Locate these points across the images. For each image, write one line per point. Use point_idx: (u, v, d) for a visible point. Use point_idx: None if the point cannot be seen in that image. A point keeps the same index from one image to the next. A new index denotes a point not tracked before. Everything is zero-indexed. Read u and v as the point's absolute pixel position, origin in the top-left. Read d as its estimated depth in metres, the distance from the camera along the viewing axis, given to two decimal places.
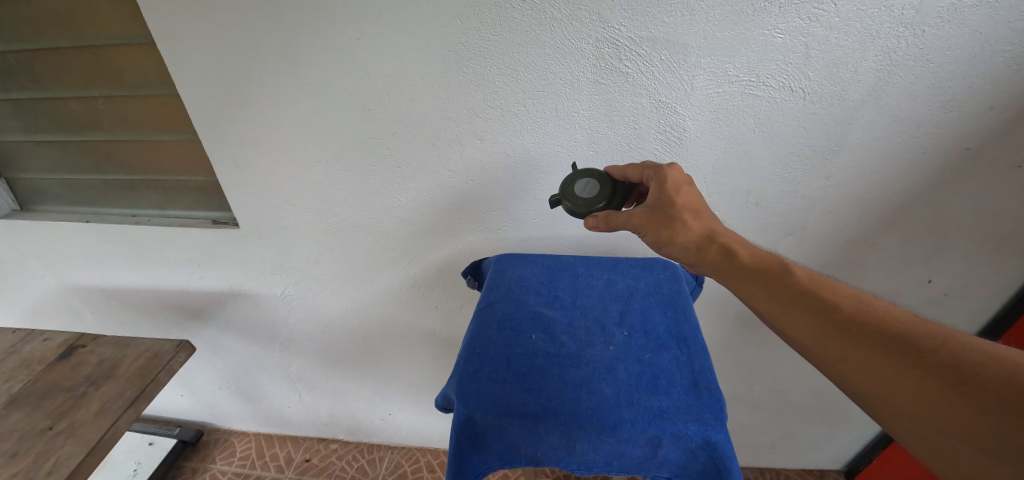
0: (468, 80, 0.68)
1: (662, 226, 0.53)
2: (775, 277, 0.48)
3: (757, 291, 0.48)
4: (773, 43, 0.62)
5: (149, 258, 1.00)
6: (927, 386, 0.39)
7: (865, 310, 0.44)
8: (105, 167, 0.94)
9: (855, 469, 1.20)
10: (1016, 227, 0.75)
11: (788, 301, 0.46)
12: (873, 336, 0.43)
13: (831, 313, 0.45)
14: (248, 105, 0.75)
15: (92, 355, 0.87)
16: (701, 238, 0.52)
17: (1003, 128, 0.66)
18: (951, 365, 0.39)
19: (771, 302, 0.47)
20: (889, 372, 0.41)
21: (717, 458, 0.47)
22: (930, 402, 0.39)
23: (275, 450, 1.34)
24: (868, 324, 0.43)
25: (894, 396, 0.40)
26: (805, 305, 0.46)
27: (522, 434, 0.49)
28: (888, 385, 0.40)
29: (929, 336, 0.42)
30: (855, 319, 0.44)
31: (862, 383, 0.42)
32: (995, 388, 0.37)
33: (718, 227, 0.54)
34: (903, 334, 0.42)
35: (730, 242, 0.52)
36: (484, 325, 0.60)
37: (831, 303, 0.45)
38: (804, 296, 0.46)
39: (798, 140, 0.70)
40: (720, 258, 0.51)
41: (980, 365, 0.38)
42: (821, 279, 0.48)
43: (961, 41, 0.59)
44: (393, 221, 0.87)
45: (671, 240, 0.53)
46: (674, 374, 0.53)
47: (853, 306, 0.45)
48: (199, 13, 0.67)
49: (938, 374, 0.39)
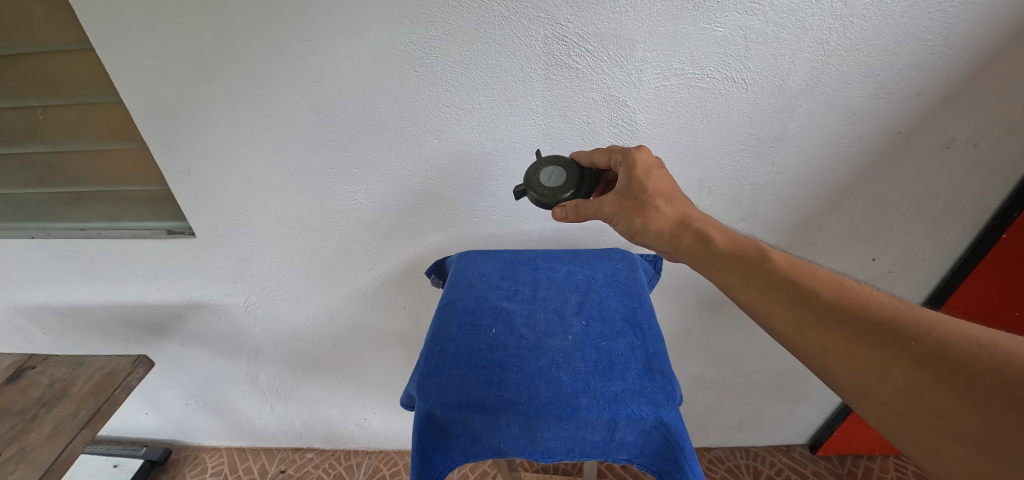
0: (420, 79, 0.69)
1: (638, 215, 0.55)
2: (749, 262, 0.49)
3: (731, 278, 0.49)
4: (714, 37, 0.64)
5: (101, 273, 0.96)
6: (914, 378, 0.38)
7: (843, 296, 0.44)
8: (48, 179, 0.90)
9: (818, 442, 1.26)
10: (946, 205, 0.81)
11: (763, 289, 0.47)
12: (855, 325, 0.42)
13: (807, 301, 0.45)
14: (199, 111, 0.73)
15: (42, 376, 0.83)
16: (674, 223, 0.54)
17: (929, 113, 0.70)
18: (939, 355, 0.38)
19: (746, 290, 0.48)
20: (874, 363, 0.40)
21: (671, 437, 0.49)
22: (917, 395, 0.38)
23: (248, 463, 1.31)
24: (848, 311, 0.43)
25: (879, 389, 0.40)
26: (780, 292, 0.46)
27: (483, 426, 0.50)
28: (873, 376, 0.40)
29: (915, 323, 0.41)
30: (834, 306, 0.44)
31: (844, 374, 0.42)
32: (984, 379, 0.36)
33: (695, 215, 0.55)
34: (887, 322, 0.42)
35: (705, 228, 0.53)
36: (445, 322, 0.60)
37: (808, 291, 0.46)
38: (780, 283, 0.47)
39: (744, 129, 0.73)
40: (694, 244, 0.53)
41: (970, 354, 0.38)
42: (797, 265, 0.48)
43: (886, 31, 0.63)
44: (356, 223, 0.86)
45: (644, 229, 0.55)
46: (628, 359, 0.55)
47: (830, 291, 0.45)
48: (138, 17, 0.64)
49: (925, 365, 0.38)
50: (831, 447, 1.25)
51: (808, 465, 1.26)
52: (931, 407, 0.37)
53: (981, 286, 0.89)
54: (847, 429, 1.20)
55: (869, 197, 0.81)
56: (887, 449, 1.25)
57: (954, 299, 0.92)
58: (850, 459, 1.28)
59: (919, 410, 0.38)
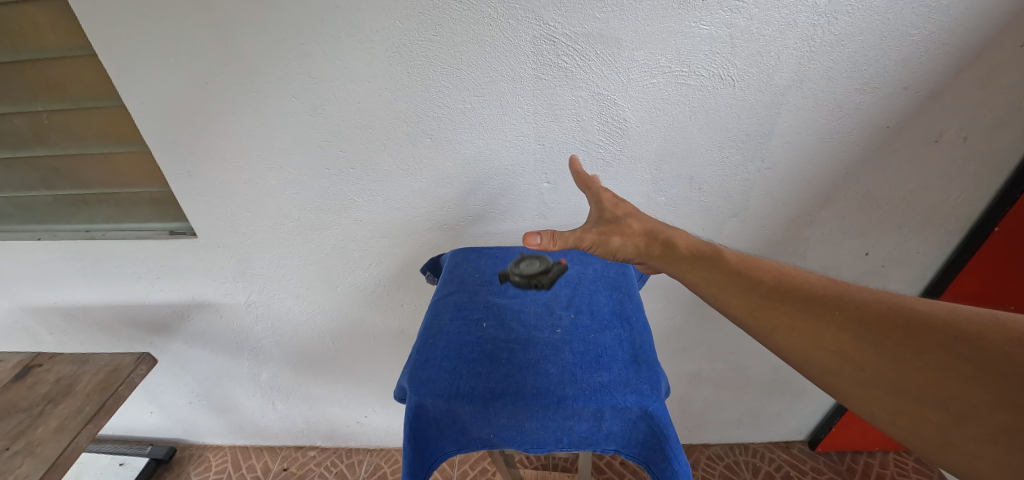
0: (413, 79, 0.70)
1: (615, 233, 0.53)
2: (705, 260, 0.50)
3: (693, 275, 0.49)
4: (699, 35, 0.65)
5: (105, 273, 0.98)
6: (843, 340, 0.39)
7: (784, 281, 0.46)
8: (54, 182, 0.92)
9: (817, 438, 1.27)
10: (938, 198, 0.81)
11: (717, 282, 0.47)
12: (794, 301, 0.43)
13: (755, 287, 0.46)
14: (199, 114, 0.75)
15: (48, 374, 0.85)
16: (644, 236, 0.54)
17: (917, 107, 0.71)
18: (860, 316, 0.40)
19: (706, 287, 0.48)
20: (809, 331, 0.41)
21: (656, 426, 0.50)
22: (849, 353, 0.39)
23: (251, 461, 1.33)
24: (789, 292, 0.44)
25: (815, 354, 0.40)
26: (733, 284, 0.47)
27: (473, 418, 0.51)
28: (811, 343, 0.41)
29: (839, 293, 0.43)
30: (775, 288, 0.45)
31: (786, 345, 0.42)
32: (898, 329, 0.38)
33: (655, 223, 0.55)
34: (817, 295, 0.43)
35: (670, 236, 0.53)
36: (437, 317, 0.61)
37: (754, 279, 0.46)
38: (731, 276, 0.47)
39: (733, 126, 0.74)
40: (663, 253, 0.52)
41: (884, 311, 0.40)
42: (746, 260, 0.49)
43: (871, 26, 0.64)
44: (353, 222, 0.88)
45: (619, 247, 0.53)
46: (616, 351, 0.56)
47: (774, 277, 0.46)
48: (139, 22, 0.66)
49: (850, 326, 0.40)
50: (830, 443, 1.25)
51: (807, 461, 1.26)
52: (856, 363, 0.38)
53: (975, 280, 0.89)
54: (846, 424, 1.20)
55: (860, 192, 0.81)
56: (887, 445, 1.25)
57: (949, 293, 0.92)
58: (849, 455, 1.28)
59: (850, 367, 0.39)
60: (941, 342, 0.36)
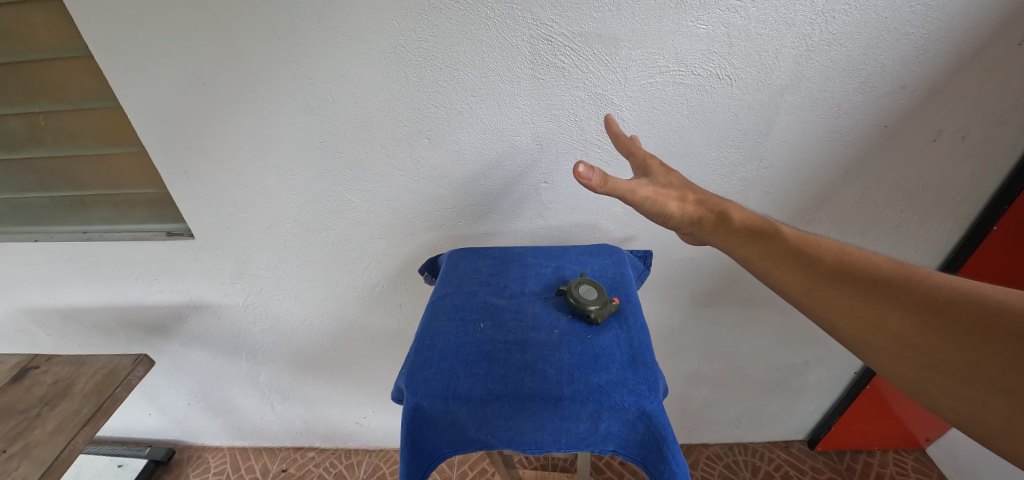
0: (410, 80, 0.70)
1: (672, 200, 0.52)
2: (762, 235, 0.49)
3: (750, 252, 0.49)
4: (697, 34, 0.65)
5: (103, 274, 0.97)
6: (905, 325, 0.40)
7: (846, 261, 0.46)
8: (52, 183, 0.92)
9: (816, 438, 1.26)
10: (937, 197, 0.81)
11: (777, 257, 0.47)
12: (856, 283, 0.44)
13: (815, 267, 0.46)
14: (196, 115, 0.75)
15: (46, 375, 0.85)
16: (699, 205, 0.53)
17: (914, 106, 0.71)
18: (926, 302, 0.41)
19: (763, 261, 0.48)
20: (870, 313, 0.42)
21: (653, 427, 0.50)
22: (910, 338, 0.40)
23: (250, 462, 1.33)
24: (851, 273, 0.44)
25: (875, 338, 0.41)
26: (792, 262, 0.47)
27: (470, 419, 0.51)
28: (871, 325, 0.42)
29: (905, 277, 0.43)
30: (838, 268, 0.45)
31: (845, 326, 0.43)
32: (964, 319, 0.39)
33: (708, 194, 0.54)
34: (881, 278, 0.43)
35: (728, 208, 0.52)
36: (434, 318, 0.61)
37: (813, 258, 0.47)
38: (792, 252, 0.47)
39: (731, 125, 0.74)
40: (718, 222, 0.51)
41: (952, 299, 0.40)
42: (805, 238, 0.49)
43: (868, 25, 0.64)
44: (350, 223, 0.87)
45: (673, 214, 0.52)
46: (613, 351, 0.55)
47: (834, 257, 0.46)
48: (135, 23, 0.66)
49: (914, 311, 0.41)
50: (830, 443, 1.25)
51: (807, 461, 1.26)
52: (919, 348, 0.39)
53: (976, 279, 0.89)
54: (846, 424, 1.20)
55: (858, 191, 0.81)
56: (887, 444, 1.25)
57: None
58: (849, 454, 1.28)
59: (908, 352, 0.40)
60: (1007, 333, 0.37)
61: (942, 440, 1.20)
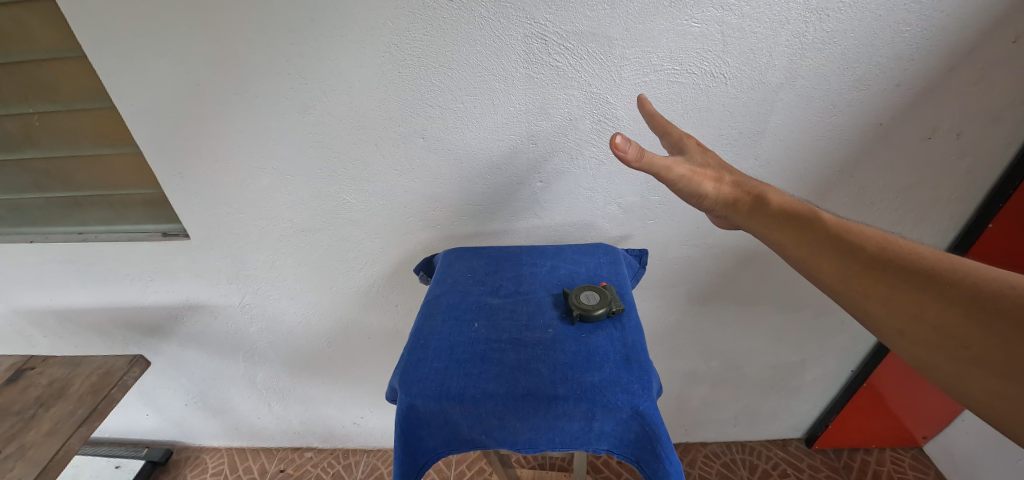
0: (404, 80, 0.70)
1: (707, 180, 0.51)
2: (799, 220, 0.49)
3: (784, 237, 0.48)
4: (691, 32, 0.65)
5: (99, 275, 0.97)
6: (946, 317, 0.39)
7: (887, 250, 0.44)
8: (47, 184, 0.92)
9: (814, 436, 1.27)
10: (932, 195, 0.81)
11: (815, 243, 0.47)
12: (897, 272, 0.42)
13: (854, 254, 0.45)
14: (190, 116, 0.75)
15: (41, 376, 0.85)
16: (734, 188, 0.52)
17: (909, 104, 0.71)
18: (971, 295, 0.39)
19: (798, 247, 0.47)
20: (910, 304, 0.41)
21: (647, 426, 0.50)
22: (951, 331, 0.38)
23: (248, 463, 1.33)
24: (892, 262, 0.43)
25: (913, 328, 0.40)
26: (830, 247, 0.46)
27: (464, 418, 0.51)
28: (910, 315, 0.40)
29: (951, 270, 0.41)
30: (879, 257, 0.44)
31: (882, 315, 0.42)
32: (1012, 313, 0.37)
33: (744, 176, 0.54)
34: (924, 269, 0.42)
35: (764, 192, 0.52)
36: (429, 317, 0.61)
37: (854, 245, 0.46)
38: (830, 239, 0.46)
39: (726, 124, 0.74)
40: (753, 206, 0.51)
41: (1000, 292, 0.38)
42: (845, 225, 0.48)
43: (863, 23, 0.64)
44: (346, 222, 0.87)
45: (708, 194, 0.51)
46: (607, 351, 0.55)
47: (875, 245, 0.45)
48: (128, 23, 0.66)
49: (957, 303, 0.39)
50: (827, 441, 1.25)
51: (805, 459, 1.26)
52: (961, 341, 0.38)
53: None
54: (843, 422, 1.20)
55: (854, 189, 0.81)
56: (884, 442, 1.25)
57: None
58: (846, 452, 1.28)
59: (947, 345, 0.38)
60: None
61: (939, 438, 1.20)
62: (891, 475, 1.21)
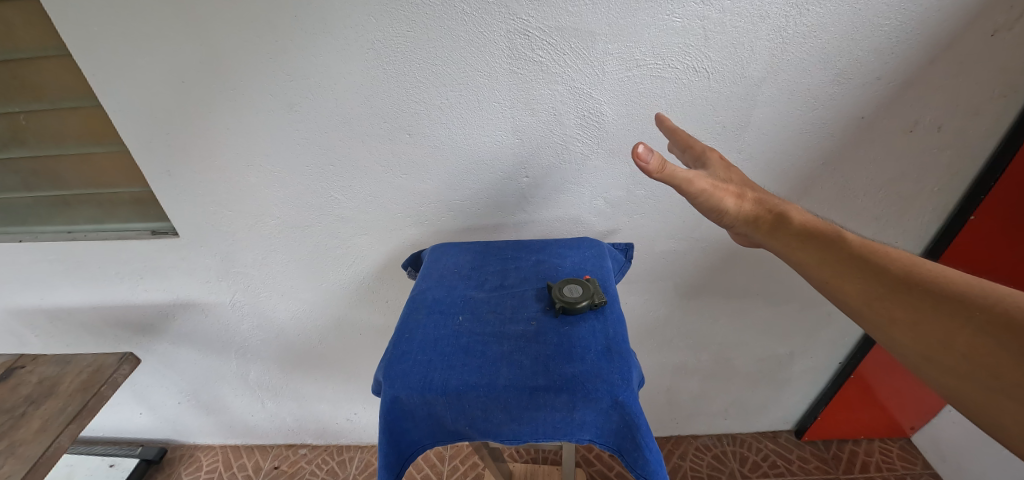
0: (389, 76, 0.70)
1: (729, 197, 0.51)
2: (821, 240, 0.49)
3: (805, 257, 0.49)
4: (673, 27, 0.66)
5: (88, 274, 0.97)
6: (975, 344, 0.39)
7: (913, 274, 0.45)
8: (36, 183, 0.92)
9: (803, 428, 1.28)
10: (914, 188, 0.82)
11: (839, 265, 0.47)
12: (924, 295, 0.43)
13: (880, 277, 0.45)
14: (176, 113, 0.75)
15: (31, 375, 0.85)
16: (757, 206, 0.53)
17: (889, 98, 0.72)
18: (1003, 322, 0.39)
19: (821, 268, 0.48)
20: (938, 330, 0.41)
21: (627, 415, 0.51)
22: (982, 360, 0.38)
23: (242, 460, 1.34)
24: (918, 286, 0.44)
25: (938, 354, 0.40)
26: (853, 269, 0.46)
27: (447, 410, 0.52)
28: (937, 341, 0.41)
29: (983, 295, 0.41)
30: (904, 281, 0.44)
31: (909, 341, 0.42)
32: None
33: (766, 194, 0.54)
34: (953, 294, 0.42)
35: (787, 210, 0.52)
36: (414, 311, 0.62)
37: (879, 267, 0.46)
38: (855, 261, 0.47)
39: (709, 118, 0.74)
40: (776, 225, 0.51)
41: None
42: (870, 246, 0.48)
43: (842, 17, 0.65)
44: (334, 219, 0.88)
45: (730, 210, 0.52)
46: (589, 342, 0.56)
47: (900, 268, 0.46)
48: (112, 21, 0.66)
49: (988, 331, 0.39)
50: (816, 432, 1.27)
51: (794, 450, 1.28)
52: (991, 370, 0.38)
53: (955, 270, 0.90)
54: (832, 413, 1.22)
55: (837, 183, 0.82)
56: (872, 433, 1.27)
57: None
58: (835, 443, 1.29)
59: (978, 374, 0.38)
60: None
61: (926, 429, 1.22)
62: (880, 466, 1.23)
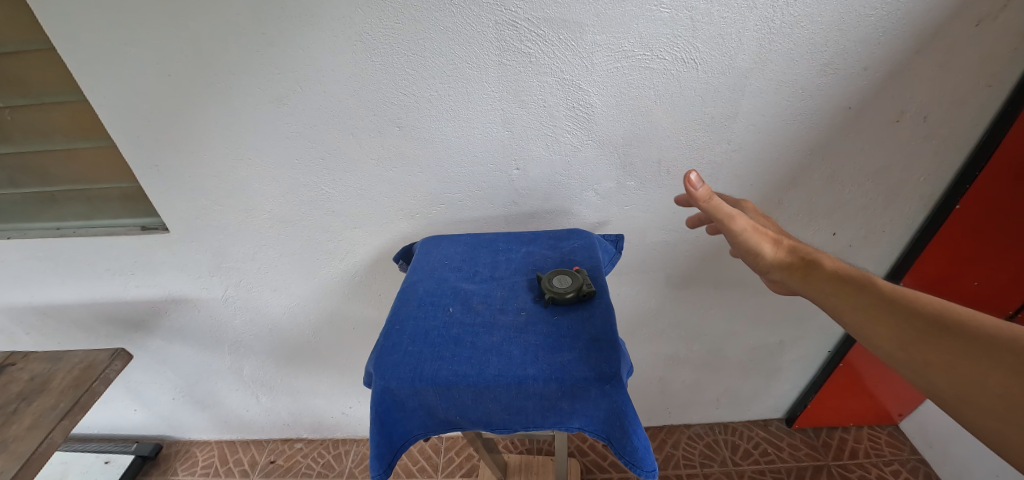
0: (377, 69, 0.70)
1: (764, 241, 0.53)
2: (856, 285, 0.48)
3: (840, 302, 0.48)
4: (661, 18, 0.66)
5: (78, 270, 0.97)
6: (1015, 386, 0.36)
7: (949, 317, 0.43)
8: (23, 180, 0.91)
9: (794, 416, 1.30)
10: (901, 178, 0.83)
11: (869, 307, 0.46)
12: (962, 339, 0.41)
13: (915, 319, 0.44)
14: (163, 107, 0.74)
15: (22, 372, 0.85)
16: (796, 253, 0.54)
17: (876, 88, 0.73)
18: None
19: (852, 311, 0.47)
20: (974, 371, 0.38)
21: (615, 403, 0.51)
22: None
23: (238, 455, 1.34)
24: (952, 329, 0.42)
25: (979, 398, 0.37)
26: (883, 311, 0.45)
27: (438, 400, 0.53)
28: (974, 384, 0.38)
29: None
30: (938, 324, 0.43)
31: (944, 384, 0.40)
32: None
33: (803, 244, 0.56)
34: (993, 338, 0.40)
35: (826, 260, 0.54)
36: (405, 302, 0.62)
37: (913, 310, 0.45)
38: (885, 304, 0.46)
39: (699, 109, 0.75)
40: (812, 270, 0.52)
41: None
42: (904, 292, 0.47)
43: (829, 7, 0.65)
44: (325, 213, 0.88)
45: (766, 255, 0.53)
46: (578, 332, 0.57)
47: (935, 311, 0.44)
48: (95, 14, 0.65)
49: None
50: (806, 420, 1.29)
51: (785, 438, 1.30)
52: None
53: (941, 259, 0.91)
54: (822, 401, 1.23)
55: (825, 173, 0.83)
56: (861, 420, 1.29)
57: (915, 270, 0.94)
58: (825, 431, 1.31)
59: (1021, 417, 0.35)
60: None
61: (914, 415, 1.24)
62: (868, 452, 1.25)
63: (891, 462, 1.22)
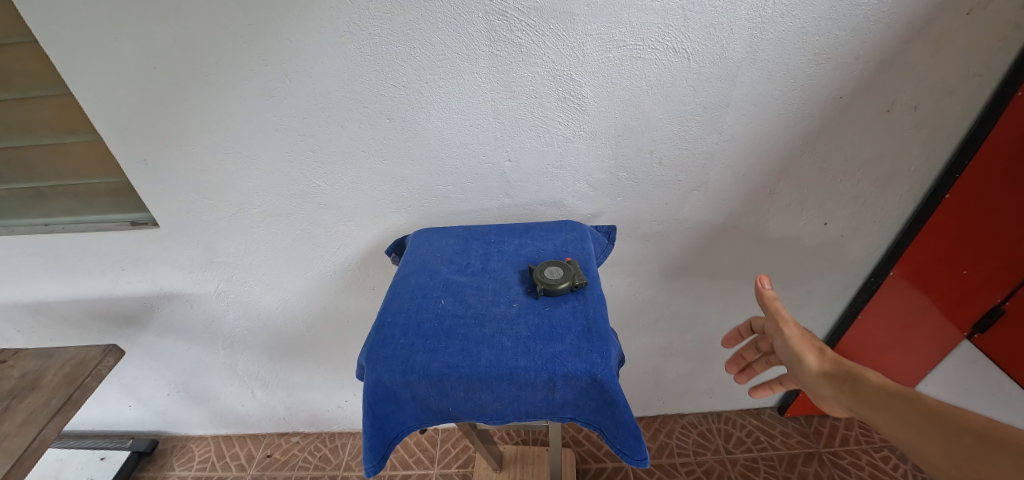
0: (366, 60, 0.69)
1: (810, 352, 0.59)
2: (903, 398, 0.48)
3: (884, 416, 0.48)
4: (652, 7, 0.65)
5: (68, 267, 0.96)
6: None
7: (998, 432, 0.40)
8: (9, 175, 0.90)
9: (785, 405, 1.32)
10: (891, 167, 0.83)
11: (912, 421, 0.46)
12: (1006, 453, 0.38)
13: (957, 434, 0.42)
14: (149, 100, 0.73)
15: (13, 369, 0.84)
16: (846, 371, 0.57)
17: (867, 77, 0.73)
18: None
19: (900, 429, 0.46)
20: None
21: (606, 393, 0.52)
22: None
23: (235, 450, 1.34)
24: (1001, 443, 0.39)
25: None
26: (929, 427, 0.44)
27: (430, 392, 0.53)
28: None
29: None
30: (987, 439, 0.40)
31: None
32: None
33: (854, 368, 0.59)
34: None
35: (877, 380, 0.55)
36: (397, 295, 0.62)
37: (957, 424, 0.43)
38: (934, 418, 0.45)
39: (690, 99, 0.74)
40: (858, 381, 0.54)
41: None
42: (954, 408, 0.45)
43: None
44: (317, 206, 0.87)
45: (812, 363, 0.58)
46: (569, 323, 0.57)
47: (982, 426, 0.42)
48: (77, 5, 0.64)
49: None
50: (798, 408, 1.31)
51: (777, 426, 1.32)
52: None
53: (932, 249, 0.91)
54: None
55: (817, 163, 0.83)
56: None
57: (905, 260, 0.95)
58: (816, 419, 1.33)
59: None
60: None
61: None
62: (859, 439, 1.27)
63: (881, 448, 1.24)
